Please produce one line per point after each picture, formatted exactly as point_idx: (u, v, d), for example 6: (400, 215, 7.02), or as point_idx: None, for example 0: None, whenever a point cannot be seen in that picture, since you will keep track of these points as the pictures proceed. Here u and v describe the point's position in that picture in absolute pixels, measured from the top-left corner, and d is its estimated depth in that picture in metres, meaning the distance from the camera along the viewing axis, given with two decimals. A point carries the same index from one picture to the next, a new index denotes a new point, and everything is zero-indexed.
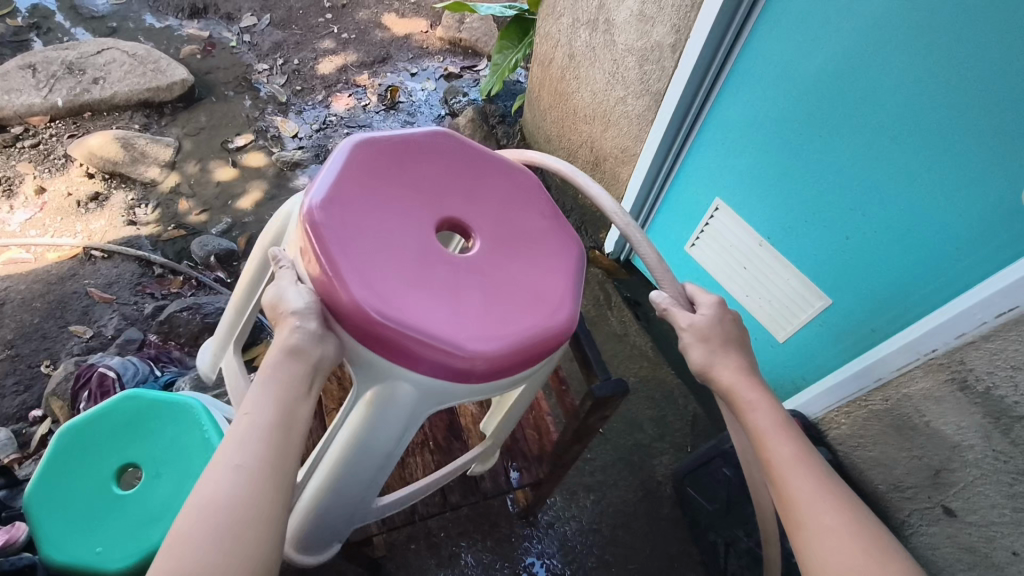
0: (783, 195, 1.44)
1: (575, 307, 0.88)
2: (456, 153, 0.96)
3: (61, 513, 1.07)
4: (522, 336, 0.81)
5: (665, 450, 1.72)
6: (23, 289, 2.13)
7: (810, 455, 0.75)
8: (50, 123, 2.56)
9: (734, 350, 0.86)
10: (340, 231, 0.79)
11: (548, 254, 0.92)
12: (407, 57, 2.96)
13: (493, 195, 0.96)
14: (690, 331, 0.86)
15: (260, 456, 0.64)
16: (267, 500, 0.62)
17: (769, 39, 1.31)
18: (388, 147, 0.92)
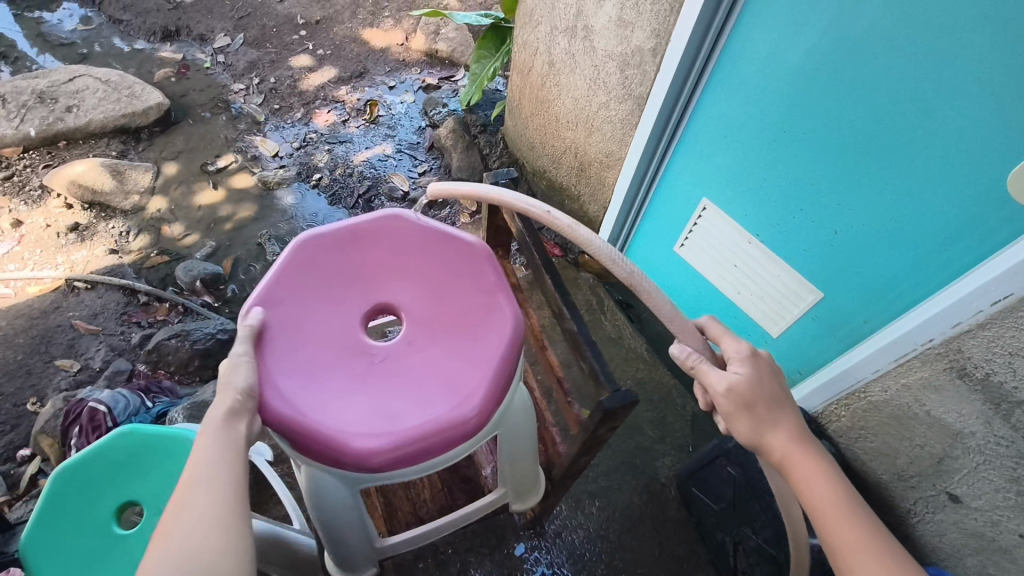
0: (771, 193, 1.45)
1: (486, 396, 0.84)
2: (394, 235, 0.96)
3: (61, 559, 1.05)
4: (421, 434, 0.80)
5: (667, 451, 1.72)
6: (5, 325, 2.09)
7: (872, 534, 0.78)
8: (23, 154, 2.52)
9: (780, 413, 0.88)
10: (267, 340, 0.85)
11: (475, 337, 0.89)
12: (385, 71, 2.95)
13: (432, 267, 0.95)
14: (727, 395, 0.88)
15: (212, 501, 0.64)
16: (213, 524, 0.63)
17: (750, 38, 1.32)
18: (327, 239, 0.95)
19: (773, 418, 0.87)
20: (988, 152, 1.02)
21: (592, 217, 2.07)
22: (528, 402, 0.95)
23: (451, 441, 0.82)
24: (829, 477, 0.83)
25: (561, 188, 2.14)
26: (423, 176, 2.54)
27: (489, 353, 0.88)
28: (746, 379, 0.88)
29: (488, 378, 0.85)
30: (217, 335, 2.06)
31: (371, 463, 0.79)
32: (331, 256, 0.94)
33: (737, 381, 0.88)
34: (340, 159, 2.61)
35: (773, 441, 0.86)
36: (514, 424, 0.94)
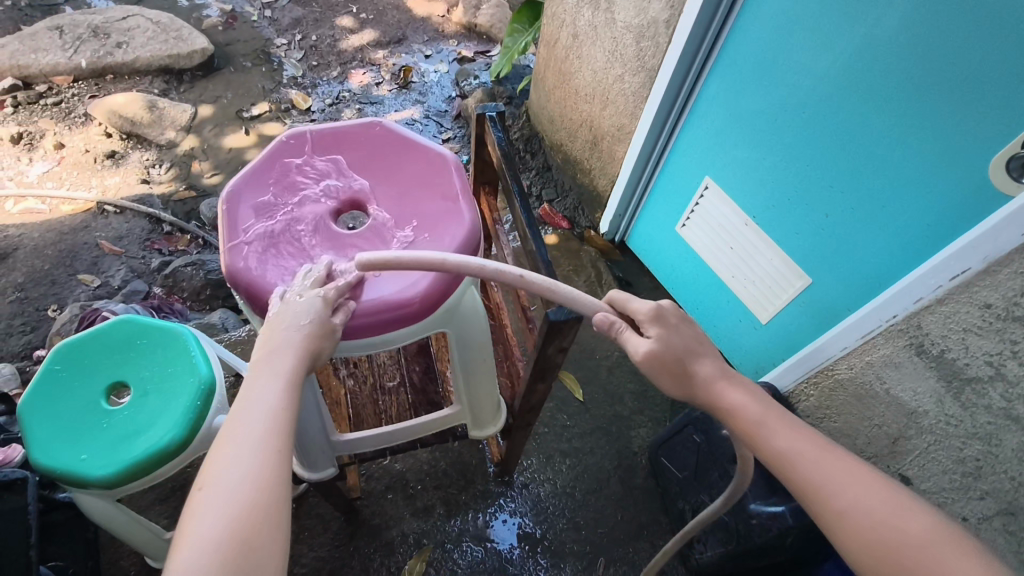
0: (768, 176, 1.47)
1: (432, 284, 0.89)
2: (376, 144, 1.04)
3: (52, 423, 1.13)
4: (371, 314, 0.86)
5: (644, 423, 1.75)
6: (37, 237, 2.22)
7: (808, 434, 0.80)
8: (73, 83, 2.66)
9: (697, 357, 0.85)
10: (248, 213, 0.93)
11: (432, 236, 0.94)
12: (423, 40, 3.02)
13: (409, 172, 1.01)
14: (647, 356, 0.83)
15: (257, 456, 0.67)
16: (267, 490, 0.65)
17: (760, 18, 1.33)
18: (318, 137, 1.03)
19: (690, 366, 0.84)
20: (970, 142, 1.04)
21: (601, 192, 2.11)
22: (483, 310, 0.99)
23: (398, 321, 0.88)
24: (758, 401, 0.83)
25: (575, 162, 2.18)
26: (447, 143, 2.60)
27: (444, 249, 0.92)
28: (659, 339, 0.84)
29: (440, 271, 0.90)
30: None
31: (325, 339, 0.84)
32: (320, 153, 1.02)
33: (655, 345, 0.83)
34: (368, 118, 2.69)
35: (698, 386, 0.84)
36: (471, 338, 0.98)
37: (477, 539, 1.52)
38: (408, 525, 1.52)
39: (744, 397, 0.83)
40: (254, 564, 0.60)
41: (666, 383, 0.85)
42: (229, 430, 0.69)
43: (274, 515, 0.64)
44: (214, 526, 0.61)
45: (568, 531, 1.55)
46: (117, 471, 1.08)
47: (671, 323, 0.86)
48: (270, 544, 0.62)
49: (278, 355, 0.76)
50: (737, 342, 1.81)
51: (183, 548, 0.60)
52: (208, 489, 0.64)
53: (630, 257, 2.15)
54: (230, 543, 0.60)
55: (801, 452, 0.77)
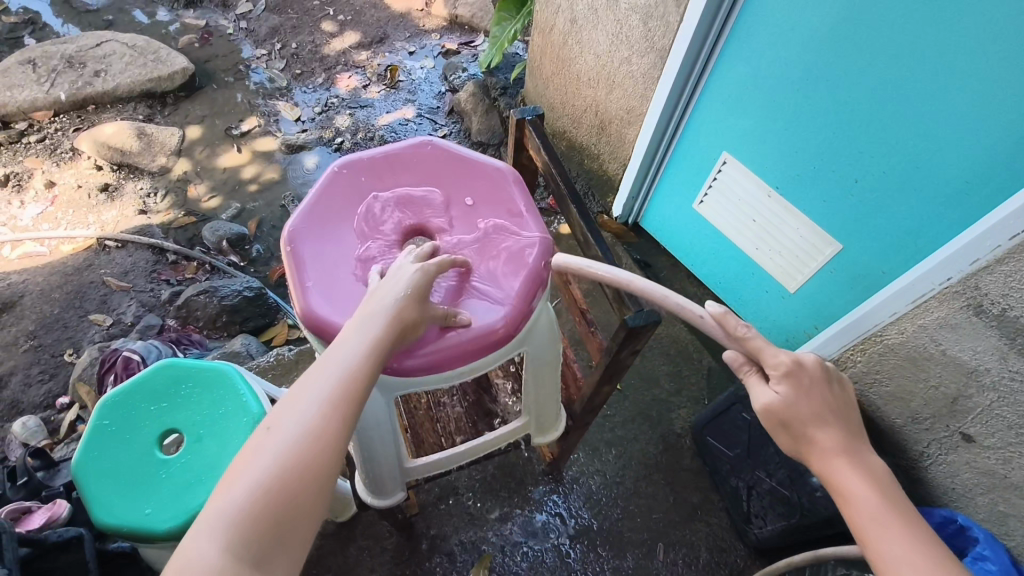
0: (791, 145, 1.45)
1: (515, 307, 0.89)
2: (432, 164, 1.05)
3: (110, 480, 1.11)
4: (461, 340, 0.86)
5: (683, 404, 1.75)
6: (41, 281, 2.17)
7: (918, 539, 0.76)
8: (54, 118, 2.58)
9: (824, 420, 0.84)
10: (313, 249, 0.93)
11: (505, 254, 0.95)
12: (405, 37, 2.95)
13: (468, 189, 1.03)
14: (764, 412, 0.87)
15: (317, 416, 0.70)
16: (317, 453, 0.69)
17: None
18: (371, 164, 1.03)
19: (811, 432, 0.84)
20: (1007, 101, 1.02)
21: (612, 177, 2.09)
22: (556, 324, 0.99)
23: (487, 348, 0.88)
24: (875, 484, 0.80)
25: (581, 148, 2.16)
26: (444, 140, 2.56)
27: (518, 269, 0.93)
28: (785, 399, 0.85)
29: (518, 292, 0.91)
30: (243, 292, 2.12)
31: (406, 365, 0.84)
32: (376, 179, 1.02)
33: (775, 403, 0.85)
34: (361, 123, 2.63)
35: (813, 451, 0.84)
36: (541, 353, 0.98)
37: (535, 538, 1.52)
38: (464, 532, 1.53)
39: (862, 478, 0.80)
40: (284, 520, 0.65)
41: (782, 439, 0.87)
42: (308, 378, 0.74)
43: (316, 478, 0.68)
44: (262, 470, 0.66)
45: (624, 520, 1.56)
46: (182, 522, 1.08)
47: (804, 383, 0.86)
48: (304, 507, 0.67)
49: (373, 317, 0.78)
50: (764, 315, 1.81)
51: (235, 477, 0.66)
52: (271, 432, 0.70)
53: (646, 238, 2.13)
54: (268, 493, 0.65)
55: (902, 555, 0.74)
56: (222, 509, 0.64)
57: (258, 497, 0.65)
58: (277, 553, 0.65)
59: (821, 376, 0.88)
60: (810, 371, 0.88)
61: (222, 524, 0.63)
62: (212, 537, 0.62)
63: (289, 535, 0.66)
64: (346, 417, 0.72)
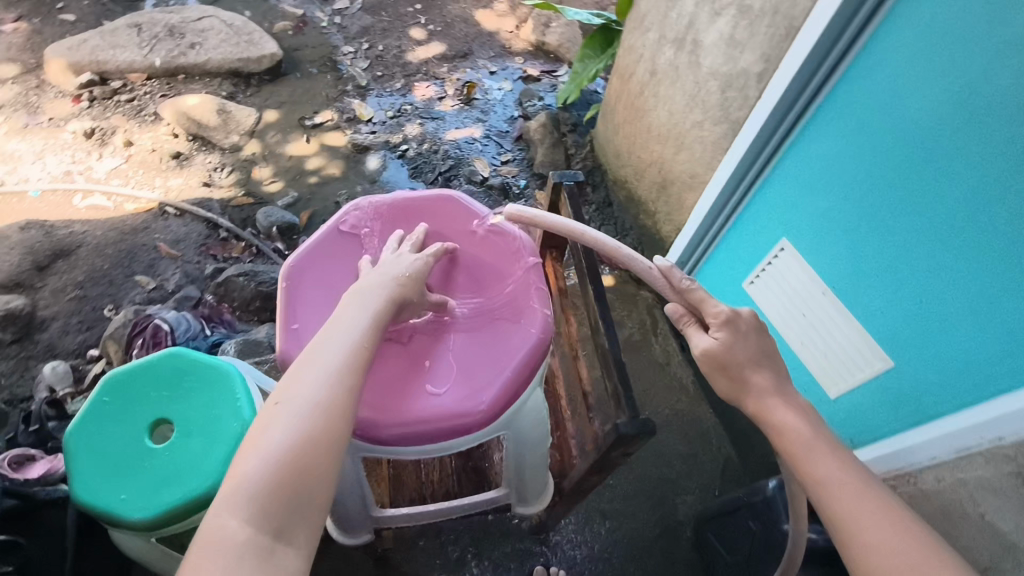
0: (854, 247, 1.34)
1: (490, 398, 0.93)
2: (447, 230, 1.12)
3: (95, 457, 1.12)
4: (431, 418, 0.91)
5: (691, 489, 1.66)
6: (100, 235, 2.26)
7: (846, 467, 0.90)
8: (146, 81, 2.72)
9: (757, 367, 0.98)
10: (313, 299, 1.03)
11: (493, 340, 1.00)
12: (489, 56, 2.96)
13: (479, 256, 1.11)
14: (704, 355, 0.99)
15: (321, 389, 0.80)
16: (324, 420, 0.77)
17: (857, 87, 1.23)
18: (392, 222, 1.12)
19: (747, 374, 0.98)
20: None
21: (664, 236, 2.01)
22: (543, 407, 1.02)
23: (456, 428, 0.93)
24: (803, 420, 0.95)
25: (639, 201, 2.09)
26: (506, 165, 2.54)
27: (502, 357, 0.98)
28: (722, 343, 0.98)
29: (500, 384, 0.94)
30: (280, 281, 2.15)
31: (376, 431, 0.91)
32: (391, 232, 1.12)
33: (713, 346, 0.98)
34: (429, 135, 2.65)
35: (751, 394, 0.98)
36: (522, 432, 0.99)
37: None
38: None
39: (794, 415, 0.95)
40: (302, 482, 0.73)
41: (720, 381, 1.00)
42: (309, 364, 0.82)
43: (328, 444, 0.76)
44: (275, 445, 0.74)
45: None
46: (152, 516, 1.08)
47: (741, 331, 0.99)
48: (321, 467, 0.74)
49: (367, 306, 0.91)
50: None
51: (250, 453, 0.74)
52: (281, 409, 0.78)
53: None
54: (284, 459, 0.73)
55: (834, 480, 0.88)
56: (241, 484, 0.71)
57: (274, 464, 0.72)
58: (297, 522, 0.71)
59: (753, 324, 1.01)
60: (745, 319, 1.01)
61: (244, 496, 0.70)
62: (234, 510, 0.69)
63: (309, 495, 0.73)
64: (348, 390, 0.81)
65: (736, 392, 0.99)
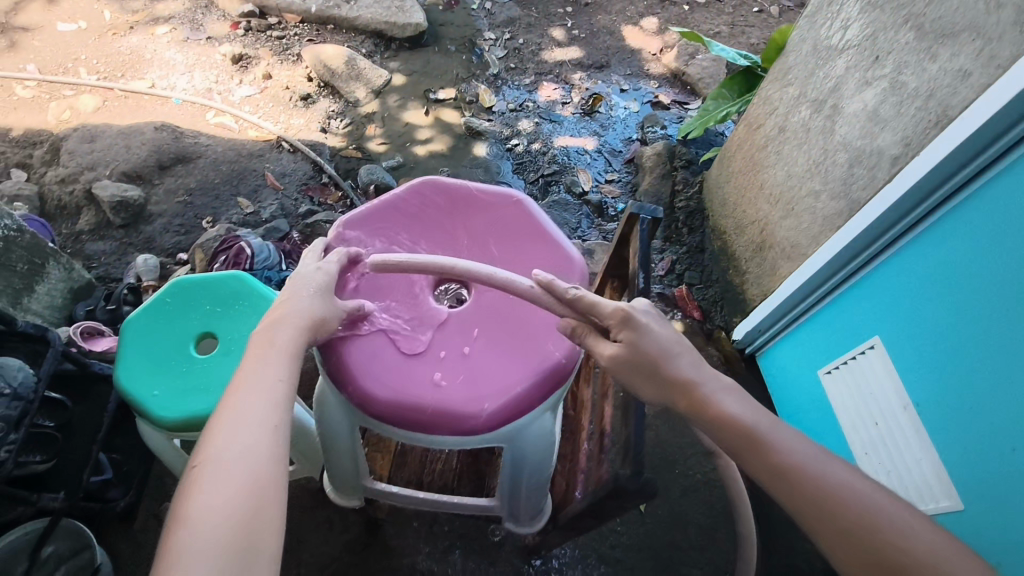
0: (948, 370, 1.20)
1: (493, 406, 0.93)
2: (513, 225, 1.13)
3: (142, 351, 1.19)
4: (430, 407, 0.93)
5: (699, 565, 1.55)
6: (219, 151, 2.42)
7: (802, 442, 0.86)
8: (299, 24, 2.88)
9: (670, 355, 0.92)
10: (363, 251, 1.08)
11: (517, 346, 1.00)
12: (624, 73, 2.91)
13: (524, 262, 1.10)
14: (611, 359, 0.92)
15: (253, 437, 0.76)
16: (259, 467, 0.75)
17: (998, 204, 1.08)
18: (459, 202, 1.15)
19: (662, 367, 0.90)
20: None
21: (747, 299, 1.91)
22: (550, 433, 1.00)
23: (452, 424, 0.93)
24: (736, 397, 0.89)
25: (731, 256, 1.99)
26: (608, 184, 2.49)
27: (520, 369, 0.97)
28: (625, 346, 0.91)
29: (508, 397, 0.94)
30: None
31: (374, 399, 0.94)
32: (451, 214, 1.14)
33: (621, 353, 0.91)
34: (542, 135, 2.64)
35: (682, 383, 0.90)
36: (522, 451, 1.00)
37: None
38: (420, 561, 1.49)
39: (734, 402, 0.88)
40: (245, 538, 0.69)
41: (642, 385, 0.92)
42: (235, 411, 0.78)
43: (264, 491, 0.73)
44: (217, 504, 0.70)
45: None
46: (174, 419, 1.13)
47: (643, 325, 0.92)
48: (263, 515, 0.72)
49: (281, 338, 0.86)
50: None
51: (188, 525, 0.69)
52: (208, 471, 0.73)
53: (753, 375, 1.92)
54: (222, 522, 0.69)
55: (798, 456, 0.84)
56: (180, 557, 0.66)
57: (211, 531, 0.68)
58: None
59: (652, 315, 0.95)
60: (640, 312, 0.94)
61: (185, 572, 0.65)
62: None
63: (258, 546, 0.70)
64: (275, 432, 0.79)
65: (665, 392, 0.91)
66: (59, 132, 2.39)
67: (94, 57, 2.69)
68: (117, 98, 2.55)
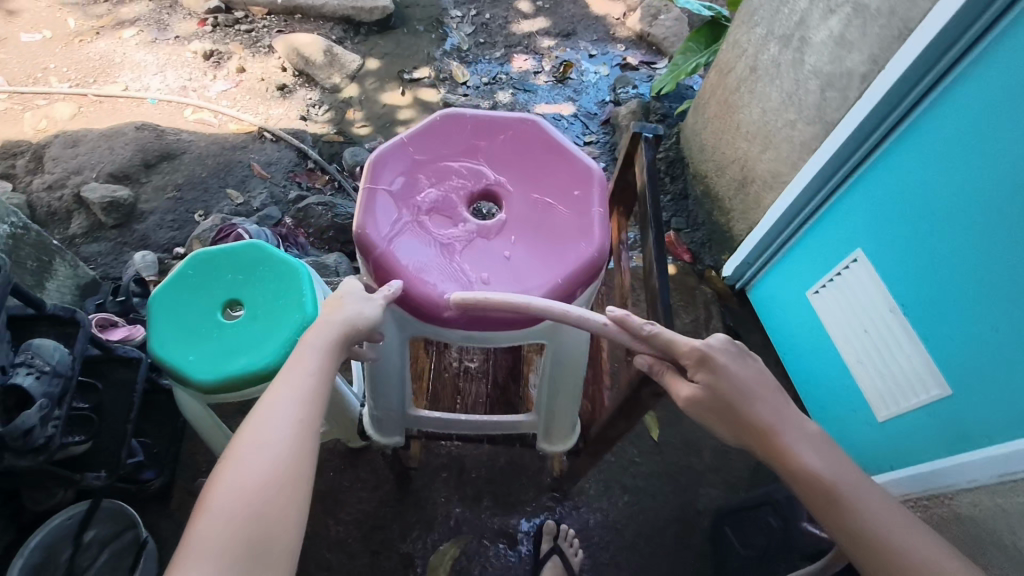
0: (928, 268, 1.31)
1: (539, 299, 0.95)
2: (531, 140, 1.11)
3: (174, 321, 1.24)
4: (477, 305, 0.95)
5: (715, 483, 1.65)
6: (202, 146, 2.44)
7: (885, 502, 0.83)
8: (266, 16, 2.89)
9: (751, 403, 0.86)
10: (386, 176, 1.05)
11: (553, 250, 1.01)
12: (591, 39, 2.98)
13: (548, 175, 1.08)
14: (686, 401, 0.88)
15: (281, 434, 0.80)
16: (284, 467, 0.78)
17: (967, 101, 1.17)
18: (474, 123, 1.12)
19: (744, 413, 0.85)
20: None
21: (734, 236, 2.00)
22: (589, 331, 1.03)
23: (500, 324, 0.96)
24: (818, 453, 0.84)
25: (715, 198, 2.08)
26: (588, 146, 2.57)
27: (558, 269, 0.99)
28: (702, 388, 0.86)
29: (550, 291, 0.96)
30: None
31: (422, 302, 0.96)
32: (469, 134, 1.11)
33: (696, 394, 0.87)
34: (519, 105, 2.71)
35: (760, 430, 0.85)
36: (563, 359, 1.04)
37: (514, 543, 1.53)
38: (453, 507, 1.56)
39: (816, 457, 0.84)
40: (260, 534, 0.73)
41: (719, 424, 0.88)
42: (267, 404, 0.82)
43: (284, 490, 0.77)
44: (235, 498, 0.74)
45: (608, 567, 1.51)
46: (211, 381, 1.18)
47: (722, 365, 0.87)
48: (279, 514, 0.75)
49: (321, 336, 0.89)
50: (840, 436, 1.64)
51: (209, 514, 0.73)
52: (232, 463, 0.77)
53: (746, 308, 2.02)
54: (241, 516, 0.73)
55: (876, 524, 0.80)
56: (204, 548, 0.71)
57: (228, 522, 0.73)
58: (265, 571, 0.71)
59: (730, 354, 0.89)
60: (719, 351, 0.88)
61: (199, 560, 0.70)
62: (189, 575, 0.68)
63: (270, 544, 0.73)
64: (307, 436, 0.81)
65: (742, 435, 0.87)
66: (38, 141, 2.38)
67: (63, 65, 2.66)
68: (92, 103, 2.54)
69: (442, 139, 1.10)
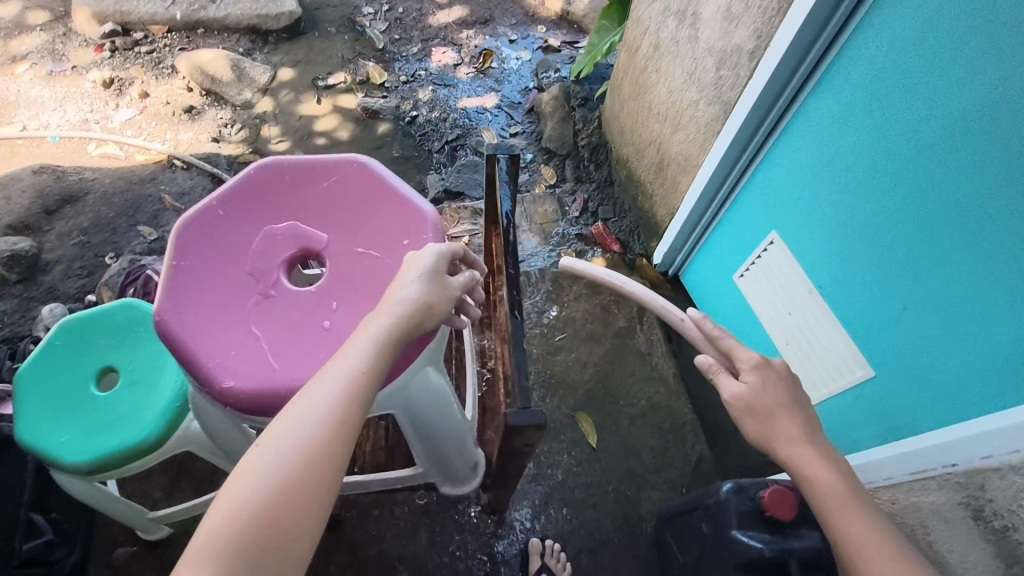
0: (841, 248, 1.24)
1: None
2: (352, 187, 1.07)
3: (45, 400, 1.15)
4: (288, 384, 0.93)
5: (658, 485, 1.61)
6: (107, 183, 2.32)
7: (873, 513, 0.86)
8: (166, 34, 2.74)
9: (788, 412, 0.93)
10: (193, 250, 1.01)
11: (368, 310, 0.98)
12: (510, 23, 2.87)
13: (371, 223, 1.05)
14: (733, 399, 0.96)
15: (316, 429, 0.72)
16: (316, 466, 0.70)
17: (856, 68, 1.10)
18: (294, 176, 1.08)
19: (776, 417, 0.93)
20: None
21: (658, 221, 1.93)
22: (440, 387, 1.00)
23: None
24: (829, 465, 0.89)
25: (638, 182, 2.01)
26: (513, 138, 2.47)
27: None
28: (751, 387, 0.95)
29: None
30: None
31: (227, 391, 0.93)
32: (287, 188, 1.08)
33: (743, 390, 0.95)
34: (439, 102, 2.59)
35: (778, 437, 0.92)
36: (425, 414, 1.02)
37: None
38: (386, 547, 1.50)
39: (825, 467, 0.89)
40: (275, 537, 0.66)
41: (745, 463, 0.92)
42: (311, 393, 0.75)
43: (311, 492, 0.69)
44: (256, 492, 0.67)
45: None
46: (86, 462, 1.09)
47: (770, 376, 0.97)
48: (303, 518, 0.68)
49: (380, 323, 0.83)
50: None
51: (231, 503, 0.66)
52: (263, 452, 0.70)
53: (681, 295, 1.97)
54: (261, 513, 0.66)
55: (864, 528, 0.83)
56: (212, 541, 0.64)
57: (253, 517, 0.66)
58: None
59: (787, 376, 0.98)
60: (778, 369, 0.98)
61: (211, 553, 0.63)
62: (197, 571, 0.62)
63: (284, 549, 0.66)
64: (343, 435, 0.74)
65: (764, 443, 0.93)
66: None
67: None
68: None
69: (257, 199, 1.07)
